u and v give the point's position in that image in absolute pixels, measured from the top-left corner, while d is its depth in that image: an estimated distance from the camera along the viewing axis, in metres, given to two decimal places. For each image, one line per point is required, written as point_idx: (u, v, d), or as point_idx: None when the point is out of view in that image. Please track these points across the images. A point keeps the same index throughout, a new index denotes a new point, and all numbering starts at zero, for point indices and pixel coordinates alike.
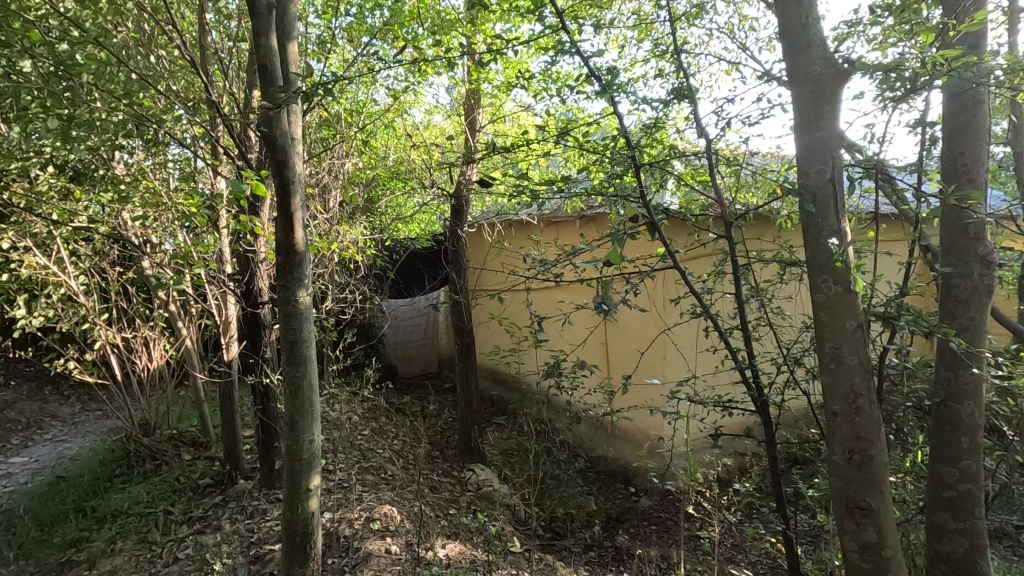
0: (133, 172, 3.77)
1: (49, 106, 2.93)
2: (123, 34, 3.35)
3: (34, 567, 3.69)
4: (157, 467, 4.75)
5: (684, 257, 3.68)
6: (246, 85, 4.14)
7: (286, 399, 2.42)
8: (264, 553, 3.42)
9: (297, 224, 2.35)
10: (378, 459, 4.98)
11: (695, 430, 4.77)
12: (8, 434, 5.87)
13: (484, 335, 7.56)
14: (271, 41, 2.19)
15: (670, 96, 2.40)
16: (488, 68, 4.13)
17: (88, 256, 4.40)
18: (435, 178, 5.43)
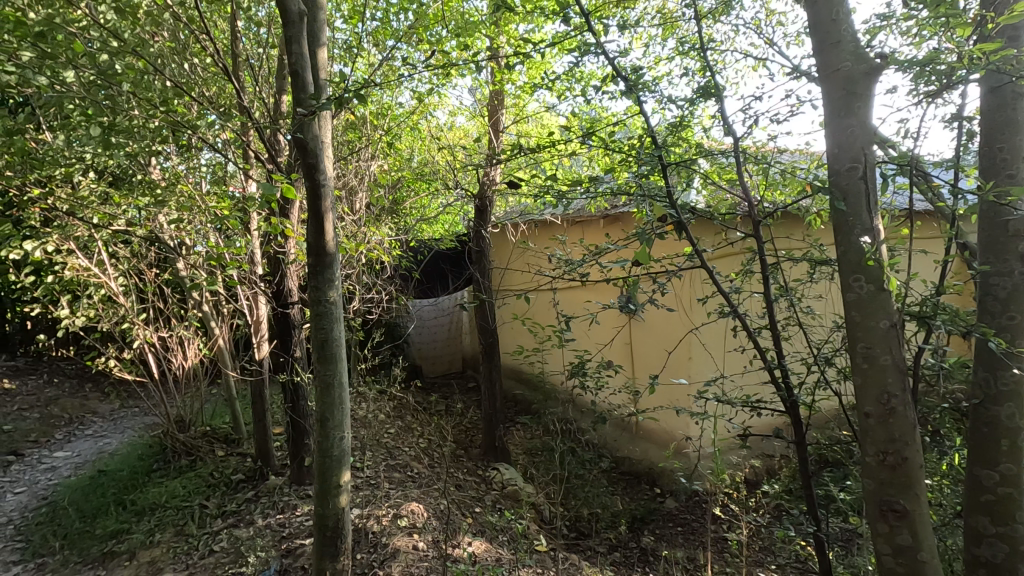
0: (169, 177, 3.89)
1: (92, 115, 3.05)
2: (159, 43, 3.47)
3: (78, 557, 3.84)
4: (192, 462, 4.90)
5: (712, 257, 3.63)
6: (275, 90, 4.24)
7: (317, 398, 2.48)
8: (295, 547, 3.50)
9: (327, 226, 2.41)
10: (404, 457, 5.05)
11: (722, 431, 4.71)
12: (52, 429, 6.12)
13: (507, 335, 7.59)
14: (303, 48, 2.25)
15: (697, 94, 2.39)
16: (512, 70, 4.16)
17: (126, 259, 4.56)
18: (459, 178, 5.49)
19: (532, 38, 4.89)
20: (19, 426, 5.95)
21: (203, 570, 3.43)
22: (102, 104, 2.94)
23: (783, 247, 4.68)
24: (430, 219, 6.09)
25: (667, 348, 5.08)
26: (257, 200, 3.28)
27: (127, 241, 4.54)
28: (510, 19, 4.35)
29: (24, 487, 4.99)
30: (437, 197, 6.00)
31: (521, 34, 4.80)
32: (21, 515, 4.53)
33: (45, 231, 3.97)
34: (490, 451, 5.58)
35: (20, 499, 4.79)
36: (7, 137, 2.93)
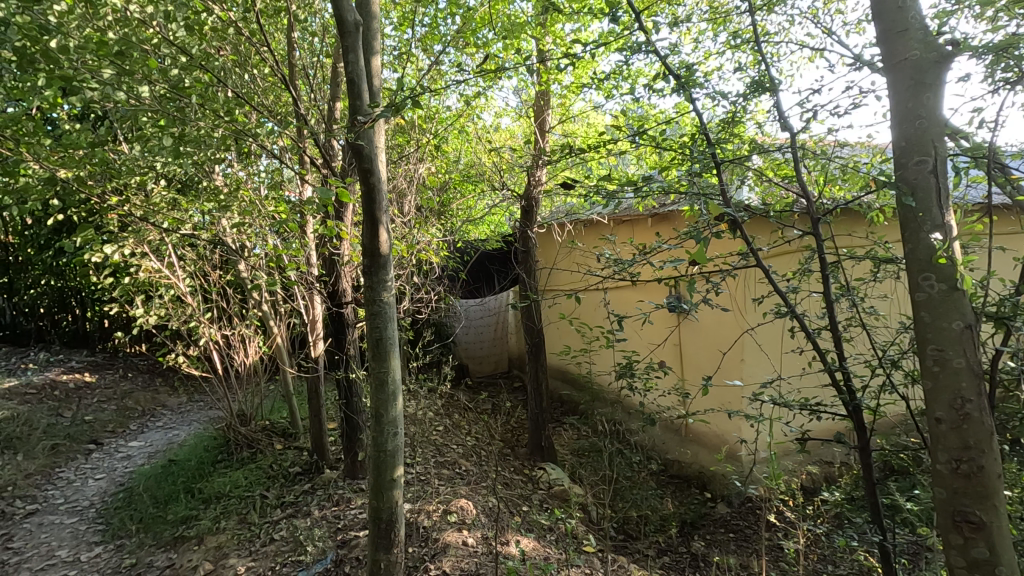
0: (232, 182, 4.10)
1: (165, 127, 3.26)
2: (223, 57, 3.68)
3: (152, 541, 4.10)
4: (253, 454, 5.15)
5: (765, 256, 3.44)
6: (329, 97, 4.40)
7: (372, 395, 2.57)
8: (350, 539, 3.63)
9: (382, 228, 2.49)
10: (452, 455, 5.13)
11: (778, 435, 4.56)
12: (127, 420, 6.55)
13: (554, 335, 7.58)
14: (359, 56, 2.33)
15: (751, 89, 2.36)
16: (558, 68, 4.15)
17: (193, 261, 4.84)
18: (505, 179, 5.55)
19: (578, 37, 4.88)
20: (98, 416, 6.40)
21: (264, 557, 3.60)
22: (172, 114, 3.13)
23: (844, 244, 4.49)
24: (477, 220, 6.15)
25: (720, 350, 4.97)
26: (313, 204, 3.42)
27: (194, 245, 4.80)
28: (555, 18, 4.35)
29: (103, 473, 5.38)
30: (483, 198, 6.05)
31: (567, 34, 4.80)
32: (101, 500, 4.88)
33: (121, 236, 4.26)
34: (537, 451, 5.61)
35: (100, 484, 5.15)
36: (91, 149, 3.16)
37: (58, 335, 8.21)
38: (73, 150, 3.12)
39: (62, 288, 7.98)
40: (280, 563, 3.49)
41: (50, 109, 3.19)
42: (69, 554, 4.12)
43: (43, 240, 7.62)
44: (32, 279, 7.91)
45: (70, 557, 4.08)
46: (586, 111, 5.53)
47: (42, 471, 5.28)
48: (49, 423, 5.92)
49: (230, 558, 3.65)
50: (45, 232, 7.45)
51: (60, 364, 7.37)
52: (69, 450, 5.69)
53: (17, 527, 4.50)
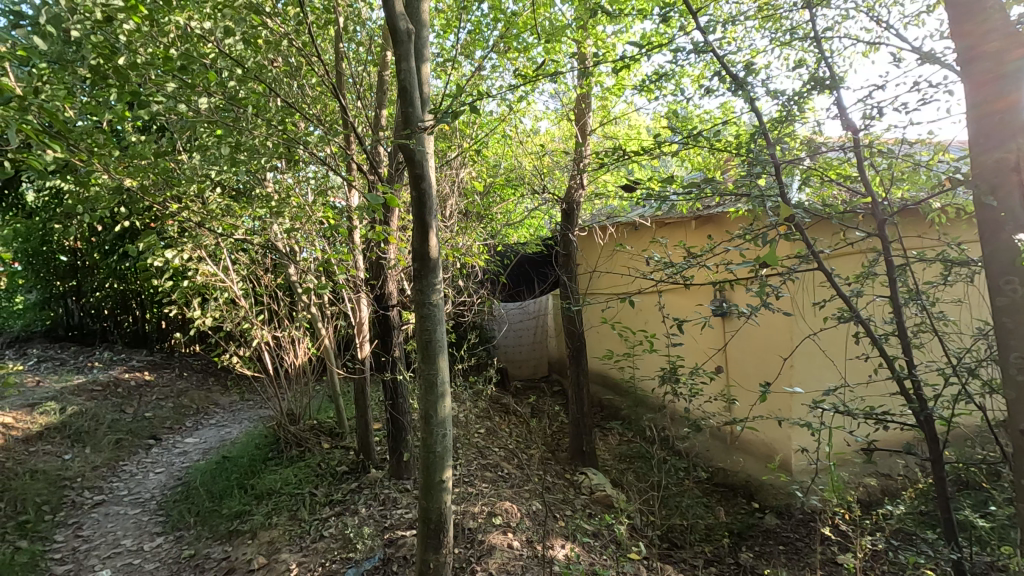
0: (283, 189, 4.24)
1: (223, 136, 3.39)
2: (276, 68, 3.80)
3: (209, 534, 4.27)
4: (302, 453, 5.29)
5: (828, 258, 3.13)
6: (375, 104, 4.49)
7: (421, 396, 2.61)
8: (397, 538, 3.70)
9: (432, 231, 2.52)
10: (494, 458, 5.16)
11: (840, 444, 4.42)
12: (183, 417, 6.86)
13: (594, 339, 7.53)
14: (412, 64, 2.38)
15: (807, 87, 2.32)
16: (602, 70, 4.11)
17: (246, 265, 5.02)
18: (545, 183, 5.57)
19: (620, 39, 4.83)
20: (157, 413, 6.71)
21: (315, 553, 3.69)
22: (228, 124, 3.25)
23: (911, 247, 4.30)
24: (518, 224, 6.16)
25: (772, 356, 4.83)
26: (363, 210, 3.51)
27: (247, 249, 4.99)
28: (597, 19, 4.31)
29: (163, 467, 5.64)
30: (523, 202, 6.05)
31: (609, 35, 4.76)
32: (162, 493, 5.12)
33: (180, 242, 4.46)
34: (578, 455, 5.63)
35: (160, 478, 5.41)
36: (154, 159, 3.31)
37: (120, 335, 8.66)
38: (138, 161, 3.28)
39: (124, 290, 8.41)
40: (330, 560, 3.58)
41: (118, 122, 3.35)
42: (133, 543, 4.33)
43: (108, 246, 8.10)
44: (98, 282, 8.35)
45: (134, 547, 4.28)
46: (627, 113, 5.48)
47: (108, 464, 5.56)
48: (114, 418, 6.23)
49: (282, 553, 3.76)
50: (110, 238, 7.87)
51: (122, 363, 7.78)
52: (131, 444, 5.98)
53: (86, 515, 4.75)
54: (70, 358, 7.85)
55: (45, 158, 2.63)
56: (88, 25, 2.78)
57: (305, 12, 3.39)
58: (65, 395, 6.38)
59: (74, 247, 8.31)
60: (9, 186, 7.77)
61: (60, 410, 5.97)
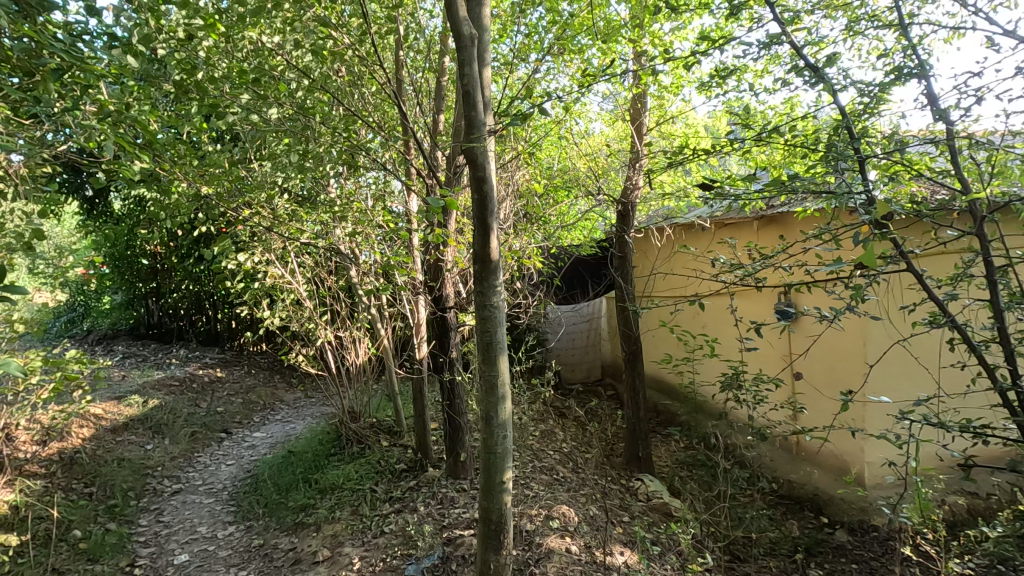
0: (345, 194, 4.38)
1: (292, 145, 3.53)
2: (341, 78, 3.92)
3: (276, 525, 4.46)
4: (362, 450, 5.44)
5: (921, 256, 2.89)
6: (433, 110, 4.56)
7: (482, 397, 2.62)
8: (455, 537, 3.74)
9: (493, 233, 2.55)
10: (549, 460, 5.13)
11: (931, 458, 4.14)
12: (251, 413, 7.23)
13: (650, 343, 7.38)
14: (475, 68, 2.41)
15: (890, 77, 2.21)
16: (658, 71, 4.03)
17: (311, 268, 5.23)
18: (599, 185, 5.50)
19: (677, 36, 4.72)
20: (228, 408, 7.09)
21: (376, 548, 3.79)
22: (297, 132, 3.40)
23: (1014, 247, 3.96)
24: (572, 227, 6.12)
25: (848, 362, 4.60)
26: (422, 214, 3.58)
27: (312, 252, 5.19)
28: (653, 16, 4.22)
29: (234, 460, 5.95)
30: (577, 204, 5.99)
31: (666, 33, 4.65)
32: (232, 484, 5.39)
33: (251, 246, 4.69)
34: (634, 461, 5.54)
35: (231, 470, 5.71)
36: (229, 167, 3.49)
37: (194, 334, 9.20)
38: (214, 170, 3.46)
39: (198, 292, 8.94)
40: (391, 556, 3.67)
41: (196, 133, 3.56)
42: (208, 531, 4.58)
43: (185, 250, 8.64)
44: (175, 283, 8.90)
45: (209, 534, 4.53)
46: (685, 112, 5.35)
47: (185, 455, 5.92)
48: (190, 412, 6.63)
49: (345, 547, 3.88)
50: (187, 242, 8.39)
51: (197, 360, 8.27)
52: (205, 437, 6.35)
53: (165, 502, 5.06)
54: (151, 355, 8.41)
55: (134, 167, 2.83)
56: (173, 43, 2.98)
57: (369, 23, 3.46)
58: (147, 389, 6.83)
59: (154, 251, 8.90)
60: (98, 195, 8.41)
61: (143, 403, 6.39)
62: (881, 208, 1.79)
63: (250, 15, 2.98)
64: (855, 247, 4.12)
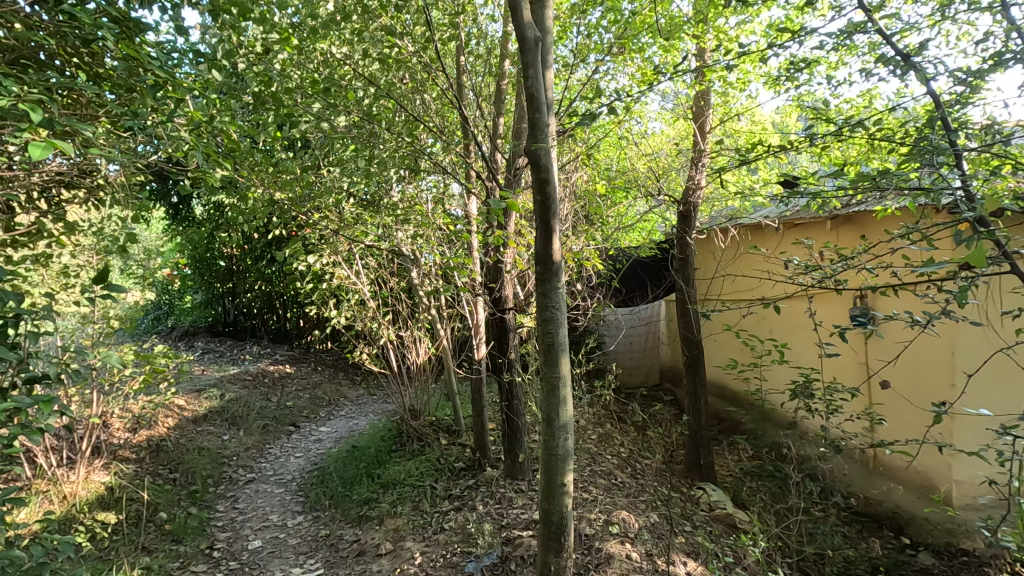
0: (407, 198, 4.50)
1: (359, 151, 3.66)
2: (405, 85, 4.03)
3: (342, 517, 4.63)
4: (422, 447, 5.57)
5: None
6: (492, 114, 4.61)
7: (544, 398, 2.62)
8: (514, 537, 3.76)
9: (555, 235, 2.56)
10: (607, 465, 5.08)
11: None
12: (318, 408, 7.56)
13: (713, 348, 7.15)
14: (539, 71, 2.42)
15: (990, 65, 2.08)
16: (722, 66, 3.89)
17: (375, 269, 5.42)
18: (660, 186, 5.39)
19: (744, 30, 4.56)
20: (296, 402, 7.44)
21: (437, 544, 3.87)
22: (363, 138, 3.54)
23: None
24: (631, 228, 6.02)
25: (939, 370, 4.30)
26: (483, 216, 3.64)
27: (376, 254, 5.36)
28: (718, 11, 4.08)
29: (302, 453, 6.24)
30: (636, 204, 5.88)
31: (732, 27, 4.50)
32: (301, 475, 5.65)
33: (320, 248, 4.91)
34: (696, 469, 5.38)
35: (299, 462, 5.99)
36: (300, 173, 3.66)
37: (266, 331, 9.71)
38: (287, 177, 3.63)
39: (270, 291, 9.42)
40: (451, 553, 3.73)
41: (271, 142, 3.75)
42: (279, 519, 4.82)
43: (258, 252, 9.13)
44: (249, 284, 9.43)
45: (280, 522, 4.76)
46: (752, 108, 5.15)
47: (257, 446, 6.25)
48: (262, 405, 7.00)
49: (407, 541, 3.98)
50: (260, 245, 8.86)
51: (268, 357, 8.73)
52: (275, 430, 6.69)
53: (240, 490, 5.37)
54: (228, 351, 8.96)
55: (217, 174, 3.03)
56: (252, 58, 3.16)
57: (433, 31, 3.52)
58: (224, 383, 7.27)
59: (231, 253, 9.47)
60: (182, 201, 9.03)
61: (220, 396, 6.81)
62: (983, 204, 1.66)
63: (322, 29, 3.12)
64: (952, 247, 3.85)
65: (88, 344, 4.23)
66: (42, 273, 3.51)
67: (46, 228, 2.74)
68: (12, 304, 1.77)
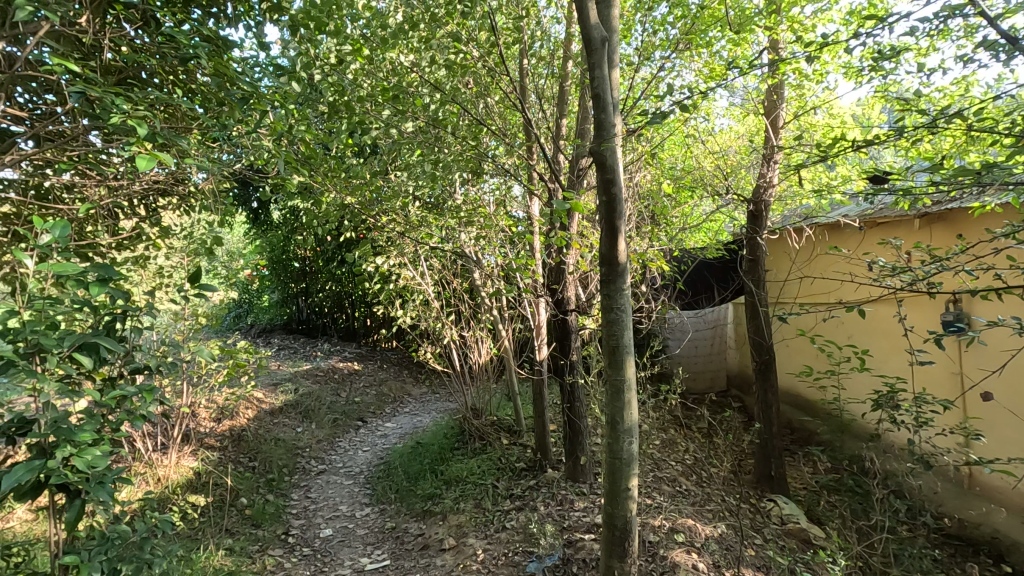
0: (471, 200, 4.58)
1: (427, 155, 3.76)
2: (470, 89, 4.09)
3: (407, 510, 4.77)
4: (484, 445, 5.63)
5: None
6: (555, 115, 4.60)
7: (608, 401, 2.59)
8: (576, 540, 3.75)
9: (620, 236, 2.53)
10: (671, 471, 4.94)
11: None
12: (383, 404, 7.83)
13: (785, 354, 6.82)
14: (605, 71, 2.40)
15: None
16: (797, 58, 3.70)
17: (439, 271, 5.55)
18: (728, 184, 5.20)
19: (820, 18, 4.32)
20: (364, 398, 7.74)
21: (499, 542, 3.91)
22: (431, 143, 3.64)
23: None
24: (696, 229, 5.84)
25: None
26: (546, 218, 3.64)
27: (440, 256, 5.48)
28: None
29: (369, 447, 6.48)
30: (702, 204, 5.70)
31: (808, 16, 4.27)
32: (368, 468, 5.88)
33: (387, 250, 5.08)
34: (766, 480, 5.15)
35: (367, 456, 6.22)
36: (369, 177, 3.80)
37: (336, 330, 10.16)
38: (358, 182, 3.80)
39: (340, 291, 9.86)
40: (513, 552, 3.76)
41: (345, 150, 3.93)
42: (348, 509, 5.04)
43: (329, 254, 9.56)
44: (321, 284, 9.90)
45: (349, 512, 4.98)
46: (830, 100, 4.87)
47: (328, 439, 6.56)
48: (332, 400, 7.33)
49: (470, 538, 4.05)
50: (331, 248, 9.29)
51: (338, 354, 9.13)
52: (345, 424, 6.99)
53: (312, 481, 5.65)
54: (301, 348, 9.44)
55: (295, 180, 3.21)
56: (327, 70, 3.31)
57: (498, 35, 3.56)
58: (298, 378, 7.67)
59: (304, 255, 9.98)
60: (260, 206, 9.61)
61: (294, 390, 7.19)
62: None
63: (392, 40, 3.23)
64: None
65: (180, 338, 4.59)
66: (141, 273, 3.84)
67: (144, 233, 3.00)
68: (120, 301, 1.95)
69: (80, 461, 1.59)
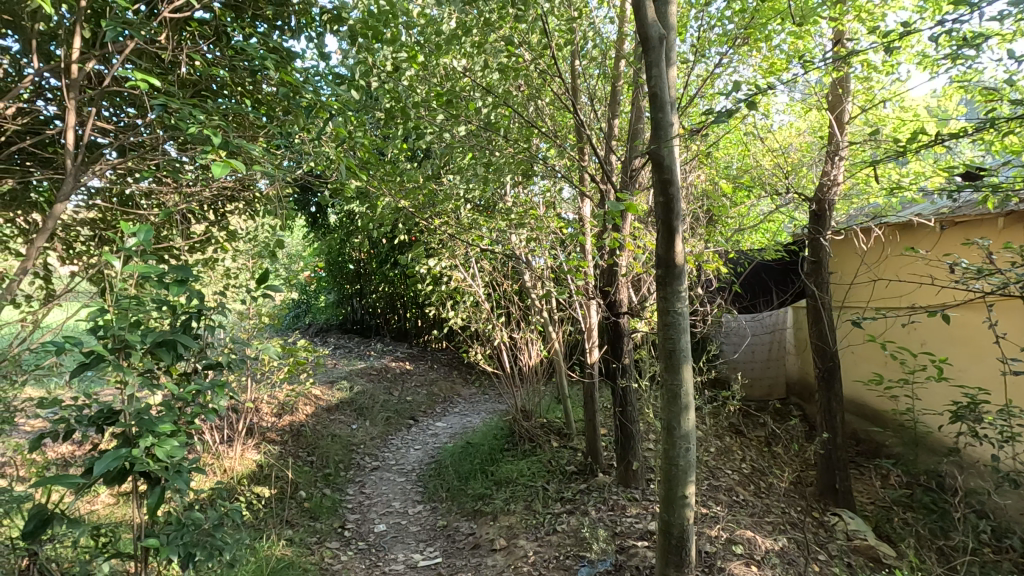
0: (522, 203, 4.58)
1: (479, 159, 3.80)
2: (521, 91, 4.10)
3: (458, 509, 4.83)
4: (534, 447, 5.62)
5: None
6: (607, 115, 4.54)
7: (664, 406, 2.54)
8: (629, 547, 3.69)
9: (677, 236, 2.47)
10: (727, 480, 4.78)
11: None
12: (434, 404, 7.97)
13: (852, 361, 6.47)
14: (662, 70, 2.35)
15: None
16: (866, 50, 3.50)
17: (490, 272, 5.59)
18: (789, 182, 4.98)
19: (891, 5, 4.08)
20: (416, 398, 7.91)
21: (550, 545, 3.90)
22: (484, 147, 3.69)
23: None
24: (754, 229, 5.63)
25: None
26: (599, 220, 3.61)
27: (491, 258, 5.51)
28: None
29: (420, 445, 6.61)
30: (761, 204, 5.49)
31: (878, 4, 4.03)
32: (420, 466, 6.00)
33: (439, 252, 5.17)
34: (830, 493, 4.91)
35: (418, 454, 6.35)
36: (423, 181, 3.89)
37: (389, 330, 10.43)
38: (412, 186, 3.88)
39: (392, 293, 10.11)
40: (564, 555, 3.74)
41: (399, 155, 4.02)
42: (400, 506, 5.16)
43: (382, 256, 9.82)
44: (374, 286, 10.18)
45: (401, 509, 5.09)
46: (902, 92, 4.59)
47: (381, 436, 6.73)
48: (385, 399, 7.52)
49: (520, 540, 4.06)
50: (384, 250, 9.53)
51: (390, 354, 9.36)
52: (397, 422, 7.16)
53: (367, 476, 5.82)
54: (355, 348, 9.73)
55: (352, 185, 3.31)
56: (383, 77, 3.39)
57: (549, 37, 3.55)
58: (353, 376, 7.91)
59: (359, 257, 10.28)
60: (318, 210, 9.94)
61: (350, 388, 7.42)
62: None
63: (445, 45, 3.27)
64: None
65: (245, 337, 4.81)
66: (210, 275, 4.05)
67: (214, 236, 3.17)
68: (195, 300, 2.07)
69: (160, 450, 1.70)
